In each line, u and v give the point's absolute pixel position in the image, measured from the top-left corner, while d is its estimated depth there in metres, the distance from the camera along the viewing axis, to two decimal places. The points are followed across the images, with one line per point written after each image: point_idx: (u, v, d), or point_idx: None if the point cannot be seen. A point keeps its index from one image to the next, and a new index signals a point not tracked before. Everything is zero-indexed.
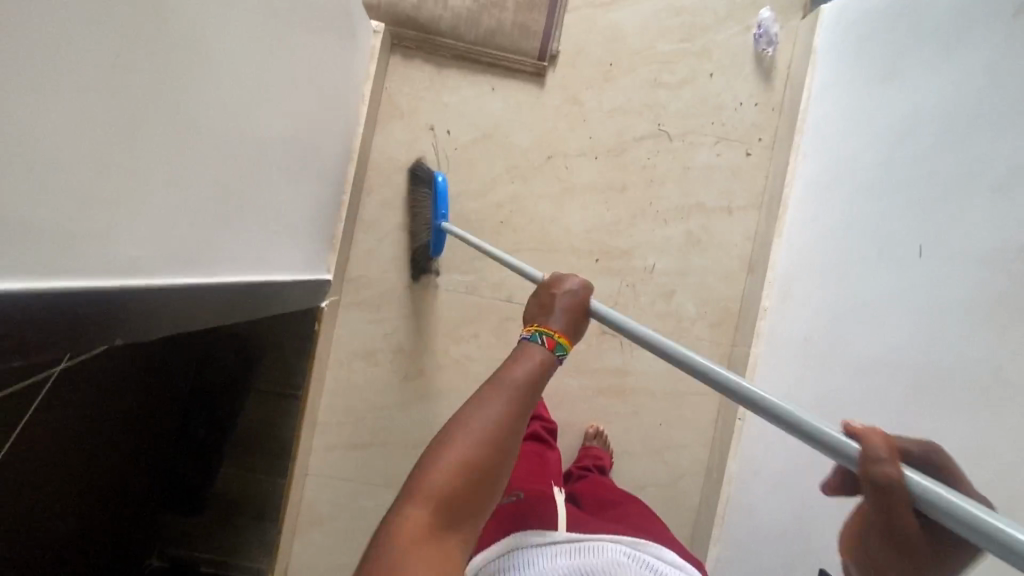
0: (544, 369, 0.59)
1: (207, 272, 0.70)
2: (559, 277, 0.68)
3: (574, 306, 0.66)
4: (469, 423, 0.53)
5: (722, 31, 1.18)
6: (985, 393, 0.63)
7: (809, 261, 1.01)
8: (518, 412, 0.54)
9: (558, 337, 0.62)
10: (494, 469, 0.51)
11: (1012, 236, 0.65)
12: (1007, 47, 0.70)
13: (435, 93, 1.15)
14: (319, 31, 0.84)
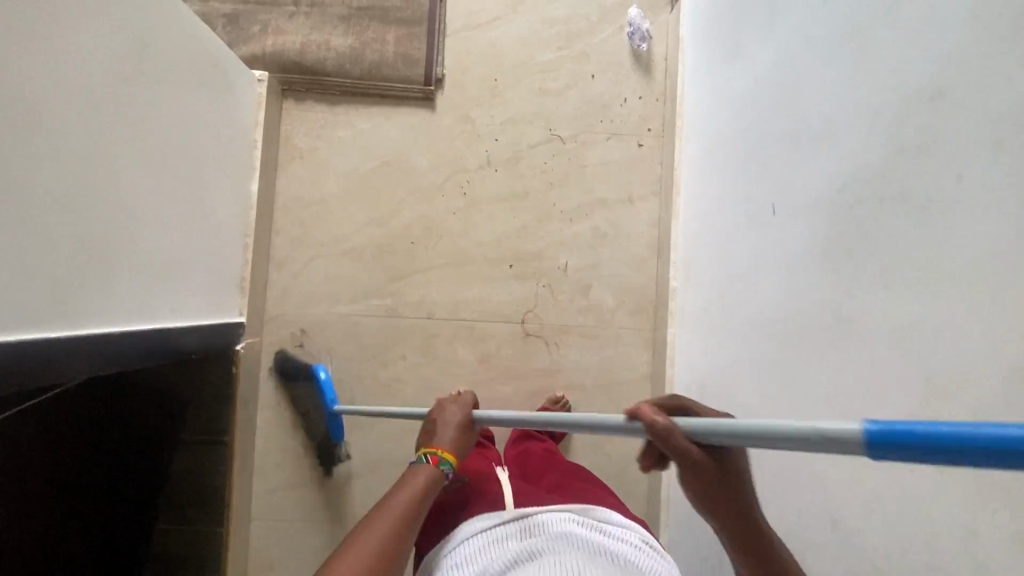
0: (427, 491, 0.63)
1: (83, 325, 0.71)
2: (438, 403, 0.77)
3: (457, 420, 0.73)
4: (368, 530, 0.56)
5: (598, 35, 1.23)
6: (831, 335, 0.65)
7: (699, 236, 1.05)
8: (400, 536, 0.57)
9: (442, 453, 0.68)
10: None
11: (829, 185, 0.67)
12: (806, 10, 0.74)
13: (330, 129, 1.19)
14: (186, 84, 0.88)
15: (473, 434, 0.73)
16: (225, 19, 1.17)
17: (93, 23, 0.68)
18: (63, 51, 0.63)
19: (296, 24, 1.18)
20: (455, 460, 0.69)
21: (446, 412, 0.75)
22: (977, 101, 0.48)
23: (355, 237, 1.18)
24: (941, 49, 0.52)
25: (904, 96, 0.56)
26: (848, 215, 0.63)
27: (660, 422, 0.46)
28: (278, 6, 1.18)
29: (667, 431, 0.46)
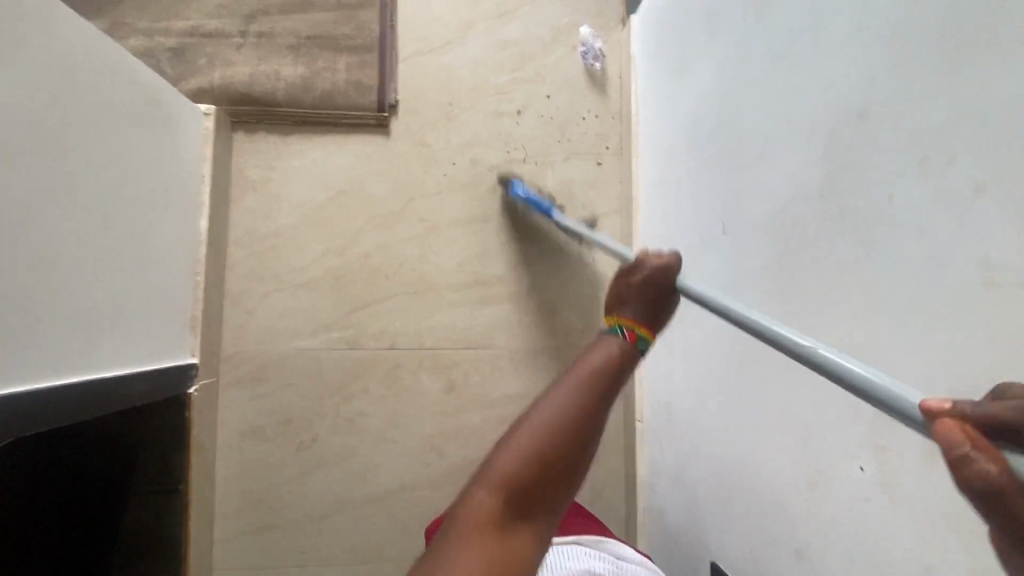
0: (623, 363, 0.49)
1: (27, 382, 0.67)
2: (632, 262, 0.55)
3: (652, 288, 0.54)
4: (545, 409, 0.45)
5: (551, 55, 1.24)
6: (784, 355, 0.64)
7: (660, 252, 1.04)
8: (595, 404, 0.45)
9: (640, 327, 0.51)
10: (571, 459, 0.44)
11: (772, 204, 0.66)
12: (744, 27, 0.74)
13: (283, 160, 1.17)
14: (123, 123, 0.85)
15: (671, 302, 0.56)
16: (170, 53, 1.15)
17: (18, 64, 0.65)
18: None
19: (245, 55, 1.16)
20: (649, 336, 0.52)
21: (654, 265, 0.55)
22: (907, 117, 0.47)
23: (313, 268, 1.16)
24: (873, 64, 0.51)
25: (836, 114, 0.56)
26: (792, 233, 0.62)
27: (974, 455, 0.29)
28: (225, 38, 1.16)
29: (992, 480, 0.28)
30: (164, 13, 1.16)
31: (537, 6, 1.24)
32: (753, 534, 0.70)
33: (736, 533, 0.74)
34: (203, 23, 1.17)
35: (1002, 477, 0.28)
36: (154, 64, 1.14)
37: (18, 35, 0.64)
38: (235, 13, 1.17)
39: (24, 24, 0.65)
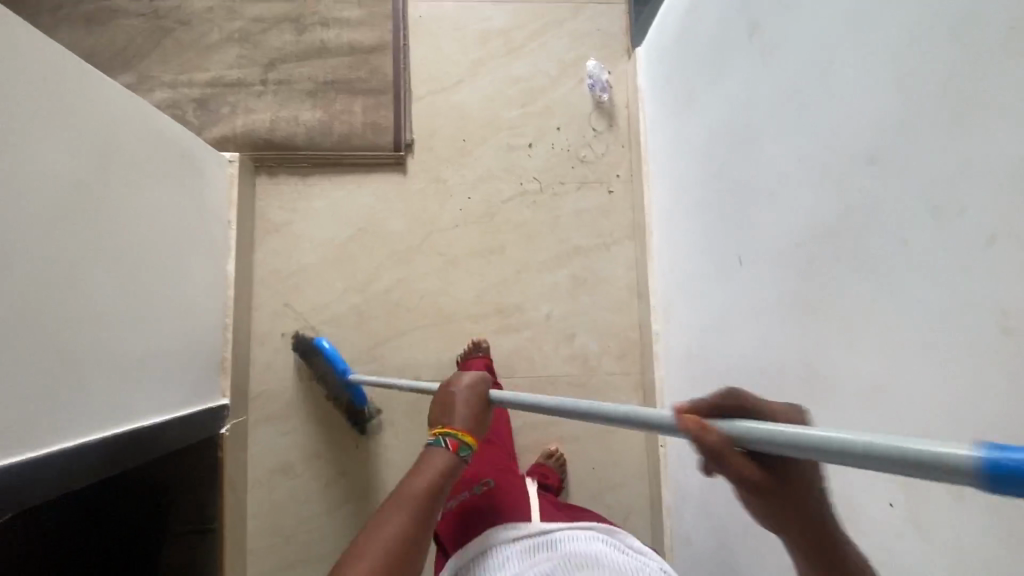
0: (447, 473, 0.56)
1: (70, 438, 0.69)
2: (452, 380, 0.63)
3: (476, 398, 0.62)
4: (374, 539, 0.50)
5: (560, 89, 1.27)
6: (806, 388, 0.65)
7: (676, 280, 1.06)
8: (417, 516, 0.52)
9: (463, 436, 0.58)
10: None
11: (789, 240, 0.68)
12: (751, 67, 0.77)
13: (305, 201, 1.21)
14: (155, 179, 0.89)
15: (491, 412, 0.64)
16: (195, 103, 1.20)
17: (56, 133, 0.68)
18: (26, 164, 0.63)
19: (265, 102, 1.21)
20: (478, 444, 0.59)
21: (455, 393, 0.62)
22: (918, 167, 0.49)
23: (336, 305, 1.19)
24: (883, 112, 0.54)
25: (849, 158, 0.58)
26: (809, 270, 0.64)
27: (709, 434, 0.38)
28: (246, 87, 1.21)
29: (721, 445, 0.38)
30: (187, 65, 1.21)
31: (544, 42, 1.28)
32: (782, 564, 0.70)
33: (765, 561, 0.75)
34: (224, 73, 1.21)
35: (717, 437, 0.38)
36: (180, 115, 1.19)
37: (55, 107, 0.68)
38: (255, 62, 1.22)
39: (61, 96, 0.69)
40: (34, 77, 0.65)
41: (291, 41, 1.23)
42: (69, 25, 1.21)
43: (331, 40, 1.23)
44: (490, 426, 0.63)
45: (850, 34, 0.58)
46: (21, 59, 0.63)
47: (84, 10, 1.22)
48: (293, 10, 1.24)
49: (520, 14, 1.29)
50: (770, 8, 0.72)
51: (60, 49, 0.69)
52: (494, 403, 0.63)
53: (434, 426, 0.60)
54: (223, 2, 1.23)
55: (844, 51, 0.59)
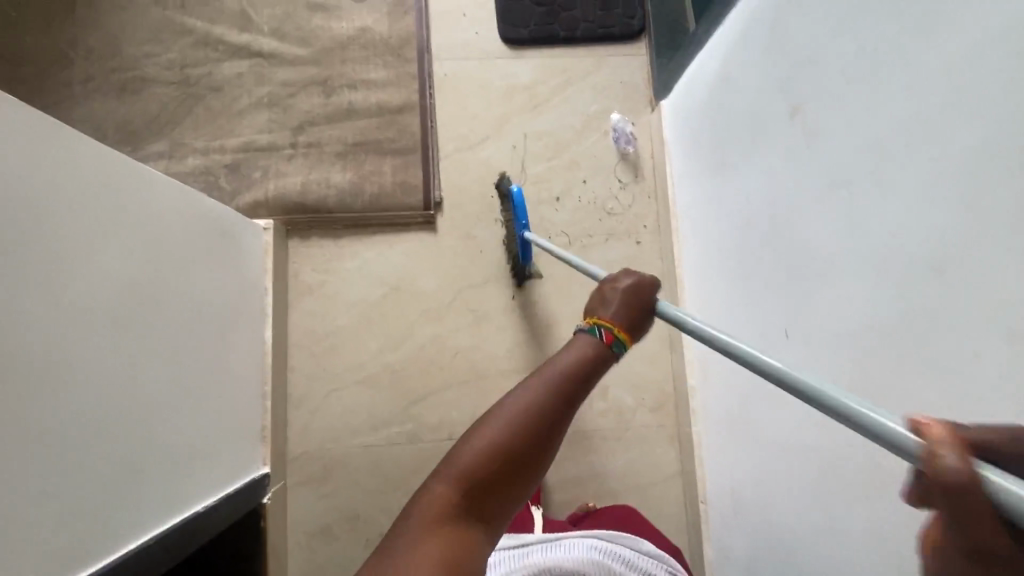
0: (595, 364, 0.56)
1: (127, 539, 0.70)
2: (618, 275, 0.65)
3: (628, 300, 0.63)
4: (512, 405, 0.52)
5: (584, 142, 1.29)
6: (867, 476, 0.65)
7: (712, 339, 1.06)
8: (563, 405, 0.53)
9: (617, 332, 0.59)
10: (524, 462, 0.50)
11: (846, 324, 0.69)
12: (792, 145, 0.79)
13: (337, 262, 1.22)
14: (201, 262, 0.90)
15: (647, 322, 0.64)
16: (227, 169, 1.21)
17: (107, 239, 0.70)
18: (81, 273, 0.65)
19: (296, 165, 1.22)
20: (628, 342, 0.60)
21: (614, 289, 0.64)
22: (988, 287, 0.51)
23: (370, 364, 1.19)
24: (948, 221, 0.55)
25: (908, 260, 0.60)
26: (867, 359, 0.66)
27: (945, 457, 0.33)
28: (277, 150, 1.23)
29: (960, 484, 0.32)
30: (218, 131, 1.23)
31: (568, 96, 1.30)
32: None
33: None
34: (255, 138, 1.23)
35: (963, 475, 0.32)
36: (213, 181, 1.21)
37: (107, 210, 0.70)
38: (285, 125, 1.24)
39: (113, 198, 0.71)
40: (85, 187, 0.67)
41: (320, 103, 1.25)
42: (101, 96, 1.23)
43: (360, 101, 1.25)
44: (642, 333, 0.63)
45: (907, 137, 0.59)
46: (73, 172, 0.64)
47: (116, 79, 1.24)
48: (321, 73, 1.26)
49: (544, 69, 1.30)
50: (814, 93, 0.74)
51: (110, 156, 0.71)
52: (660, 315, 0.64)
53: (587, 314, 0.62)
54: (252, 68, 1.25)
55: (900, 151, 0.60)
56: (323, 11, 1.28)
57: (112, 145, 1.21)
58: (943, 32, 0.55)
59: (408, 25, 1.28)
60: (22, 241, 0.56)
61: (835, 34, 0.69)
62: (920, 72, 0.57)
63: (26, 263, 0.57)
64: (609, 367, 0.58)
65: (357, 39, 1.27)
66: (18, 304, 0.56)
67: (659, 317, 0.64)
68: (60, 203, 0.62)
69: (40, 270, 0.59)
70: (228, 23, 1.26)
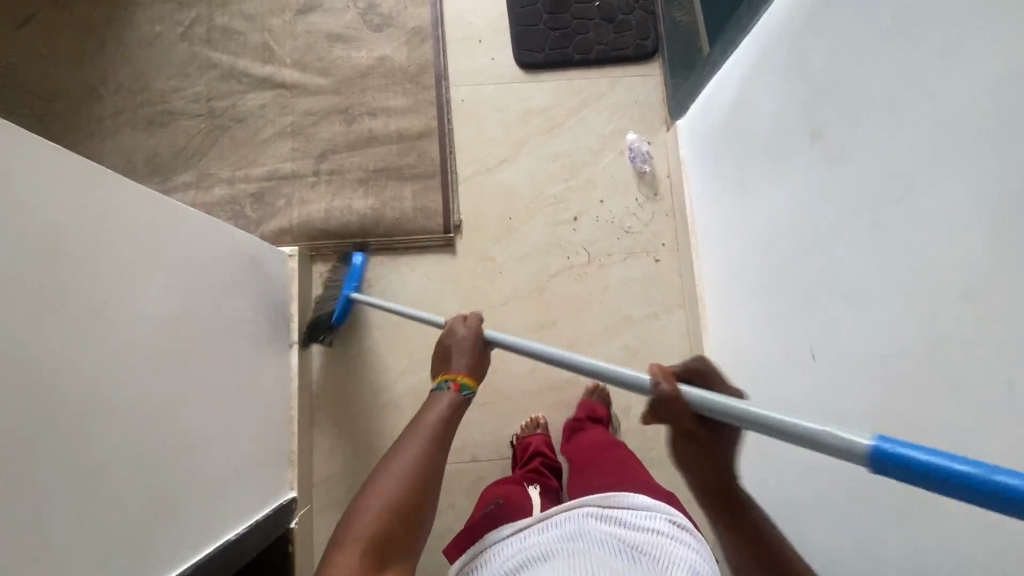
0: (455, 405, 0.70)
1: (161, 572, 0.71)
2: (451, 330, 0.80)
3: (470, 349, 0.76)
4: (399, 460, 0.62)
5: (601, 162, 1.30)
6: (902, 505, 0.64)
7: (736, 359, 1.06)
8: (438, 447, 0.64)
9: (464, 379, 0.72)
10: (420, 503, 0.59)
11: (874, 350, 0.69)
12: (813, 169, 0.79)
13: (359, 287, 1.24)
14: (232, 294, 0.93)
15: (485, 363, 0.78)
16: (252, 198, 1.24)
17: (147, 277, 0.72)
18: (120, 314, 0.67)
19: (319, 193, 1.25)
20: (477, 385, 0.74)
21: (459, 338, 0.78)
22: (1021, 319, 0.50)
23: (393, 387, 1.20)
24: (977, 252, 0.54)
25: (938, 287, 0.59)
26: (896, 387, 0.65)
27: (661, 385, 0.55)
28: (299, 179, 1.26)
29: (671, 397, 0.54)
30: (243, 161, 1.26)
31: (583, 117, 1.31)
32: None
33: None
34: (279, 166, 1.26)
35: (671, 392, 0.54)
36: (238, 210, 1.24)
37: (147, 248, 0.73)
38: (307, 154, 1.27)
39: (152, 237, 0.74)
40: (124, 230, 0.69)
41: (341, 131, 1.28)
42: (130, 129, 1.27)
43: (379, 129, 1.28)
44: (484, 375, 0.77)
45: (931, 166, 0.59)
46: (115, 215, 0.67)
47: (144, 113, 1.28)
48: (342, 101, 1.29)
49: (559, 91, 1.32)
50: (834, 118, 0.74)
51: (151, 197, 0.74)
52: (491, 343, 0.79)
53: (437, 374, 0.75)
54: (275, 98, 1.29)
55: (925, 179, 0.60)
56: (343, 42, 1.31)
57: (142, 178, 1.25)
58: (965, 63, 0.55)
59: (425, 53, 1.31)
60: (62, 287, 0.59)
61: (856, 61, 0.70)
62: (943, 102, 0.58)
63: (68, 307, 0.59)
64: (465, 409, 0.71)
65: (376, 68, 1.31)
66: (57, 349, 0.58)
67: (493, 344, 0.78)
68: (98, 248, 0.65)
69: (81, 311, 0.61)
70: (252, 56, 1.30)
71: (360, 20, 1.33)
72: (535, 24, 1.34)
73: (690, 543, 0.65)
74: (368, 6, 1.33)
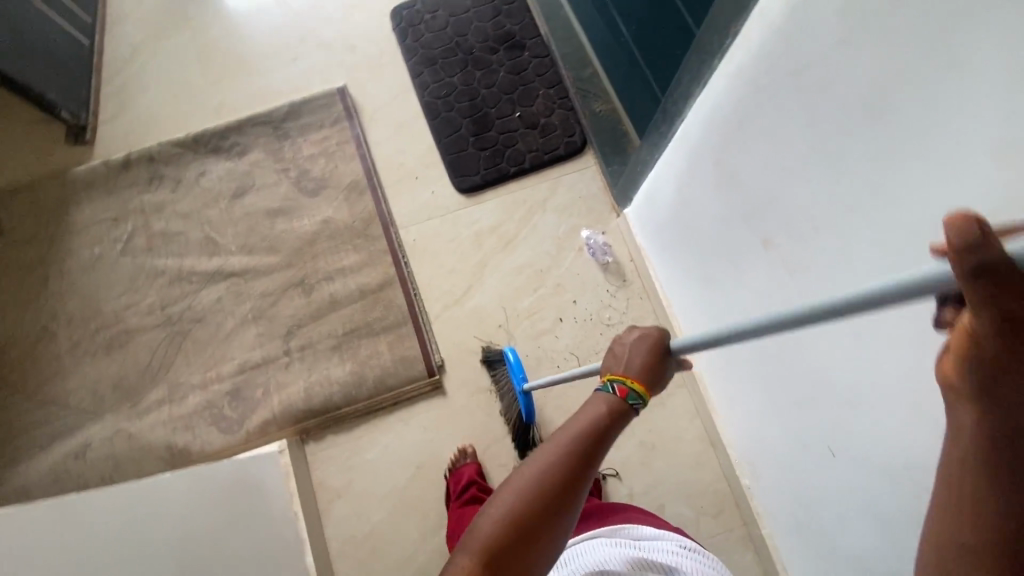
0: (612, 420, 0.53)
1: None
2: (622, 331, 0.63)
3: (645, 350, 0.60)
4: (534, 461, 0.50)
5: (564, 264, 1.30)
6: None
7: (755, 442, 1.04)
8: (576, 468, 0.49)
9: (634, 385, 0.56)
10: (550, 521, 0.48)
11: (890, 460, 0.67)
12: (772, 275, 0.79)
13: (358, 457, 1.19)
14: (215, 537, 0.92)
15: (661, 370, 0.60)
16: (229, 396, 1.21)
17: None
18: None
19: (295, 372, 1.22)
20: (648, 396, 0.57)
21: (623, 347, 0.61)
22: None
23: (417, 555, 1.13)
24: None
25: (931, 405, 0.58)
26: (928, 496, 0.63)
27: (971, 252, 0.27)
28: (272, 363, 1.23)
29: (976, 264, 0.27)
30: (212, 361, 1.23)
31: (535, 225, 1.32)
32: None
33: None
34: (248, 356, 1.23)
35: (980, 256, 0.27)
36: (217, 412, 1.20)
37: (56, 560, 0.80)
38: (274, 335, 1.25)
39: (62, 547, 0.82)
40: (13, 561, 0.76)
41: (302, 304, 1.26)
42: (91, 359, 1.23)
43: (340, 291, 1.27)
44: (661, 384, 0.60)
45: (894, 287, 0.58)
46: None
47: (101, 338, 1.25)
48: (296, 273, 1.28)
49: (506, 206, 1.34)
50: (779, 231, 0.74)
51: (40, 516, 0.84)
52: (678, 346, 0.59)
53: (606, 372, 0.60)
54: (230, 288, 1.27)
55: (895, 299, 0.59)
56: (284, 215, 1.32)
57: (112, 406, 1.20)
58: (898, 198, 0.55)
59: (366, 204, 1.32)
60: None
61: (785, 179, 0.70)
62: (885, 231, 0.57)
63: None
64: (630, 422, 0.55)
65: (322, 232, 1.31)
66: None
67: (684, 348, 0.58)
68: None
69: None
70: (197, 252, 1.30)
71: (296, 189, 1.34)
72: (465, 148, 1.37)
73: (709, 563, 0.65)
74: (300, 173, 1.35)
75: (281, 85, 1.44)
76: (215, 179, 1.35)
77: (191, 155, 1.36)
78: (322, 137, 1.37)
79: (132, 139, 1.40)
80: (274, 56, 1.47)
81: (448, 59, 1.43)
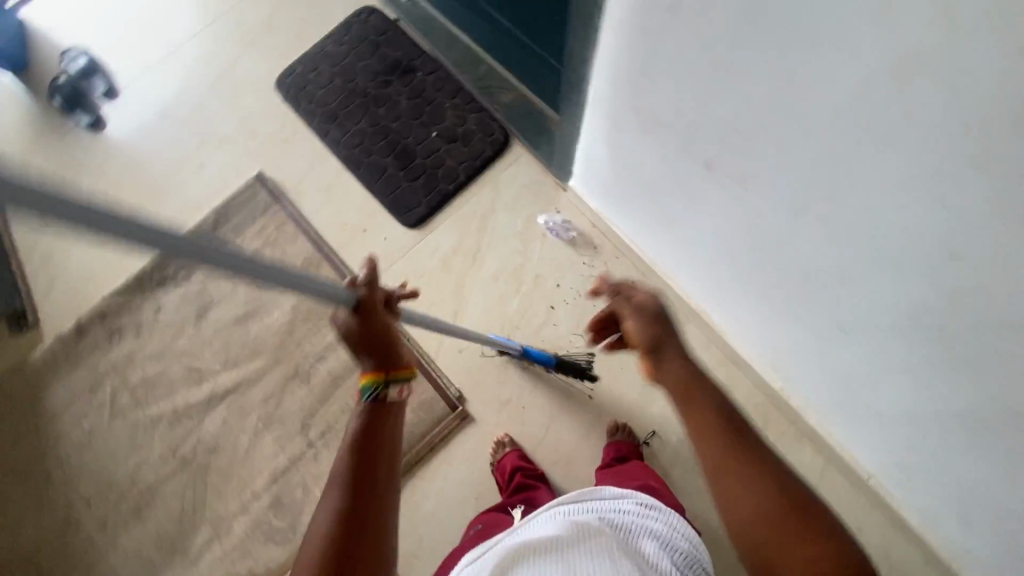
0: (375, 417, 0.74)
1: None
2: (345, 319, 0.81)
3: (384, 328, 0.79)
4: (330, 491, 0.66)
5: (534, 255, 1.31)
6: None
7: (770, 348, 1.07)
8: (356, 466, 0.67)
9: (378, 376, 0.77)
10: (364, 512, 0.63)
11: (899, 311, 0.72)
12: (729, 192, 0.81)
13: (417, 513, 1.19)
14: None
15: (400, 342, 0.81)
16: (273, 508, 1.19)
17: None
18: None
19: (325, 459, 1.21)
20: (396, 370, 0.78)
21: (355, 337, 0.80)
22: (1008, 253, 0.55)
23: None
24: (950, 205, 0.56)
25: (915, 250, 0.63)
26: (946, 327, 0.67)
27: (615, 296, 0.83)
28: (300, 460, 1.21)
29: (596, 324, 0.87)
30: (242, 483, 1.21)
31: (493, 229, 1.33)
32: None
33: None
34: (275, 463, 1.22)
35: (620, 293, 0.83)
36: (267, 528, 1.18)
37: None
38: (291, 433, 1.23)
39: None
40: None
41: (306, 393, 1.25)
42: (124, 530, 1.20)
43: (336, 366, 1.26)
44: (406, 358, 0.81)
45: (854, 154, 0.61)
46: None
47: (126, 505, 1.22)
48: (287, 367, 1.27)
49: (458, 223, 1.34)
50: (718, 152, 0.77)
51: None
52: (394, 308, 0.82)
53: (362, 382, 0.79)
54: (230, 407, 1.25)
55: (857, 163, 0.62)
56: (252, 316, 1.30)
57: (164, 565, 1.18)
58: (814, 82, 0.59)
59: (327, 275, 1.31)
60: None
61: (703, 105, 0.73)
62: (820, 110, 0.60)
63: None
64: (392, 412, 0.76)
65: (296, 317, 1.29)
66: None
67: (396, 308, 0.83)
68: None
69: None
70: (183, 386, 1.27)
71: (254, 288, 1.32)
72: (398, 185, 1.36)
73: (658, 516, 0.72)
74: None
75: (198, 195, 1.41)
76: (173, 310, 1.32)
77: (139, 297, 1.33)
78: (259, 230, 1.36)
79: (73, 304, 1.35)
80: (180, 170, 1.44)
81: (347, 108, 1.42)
